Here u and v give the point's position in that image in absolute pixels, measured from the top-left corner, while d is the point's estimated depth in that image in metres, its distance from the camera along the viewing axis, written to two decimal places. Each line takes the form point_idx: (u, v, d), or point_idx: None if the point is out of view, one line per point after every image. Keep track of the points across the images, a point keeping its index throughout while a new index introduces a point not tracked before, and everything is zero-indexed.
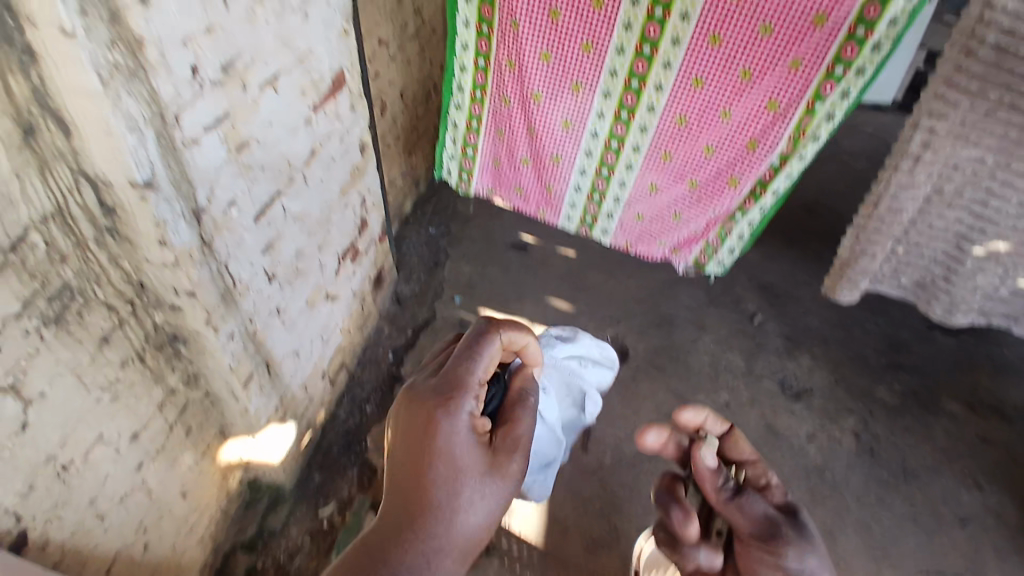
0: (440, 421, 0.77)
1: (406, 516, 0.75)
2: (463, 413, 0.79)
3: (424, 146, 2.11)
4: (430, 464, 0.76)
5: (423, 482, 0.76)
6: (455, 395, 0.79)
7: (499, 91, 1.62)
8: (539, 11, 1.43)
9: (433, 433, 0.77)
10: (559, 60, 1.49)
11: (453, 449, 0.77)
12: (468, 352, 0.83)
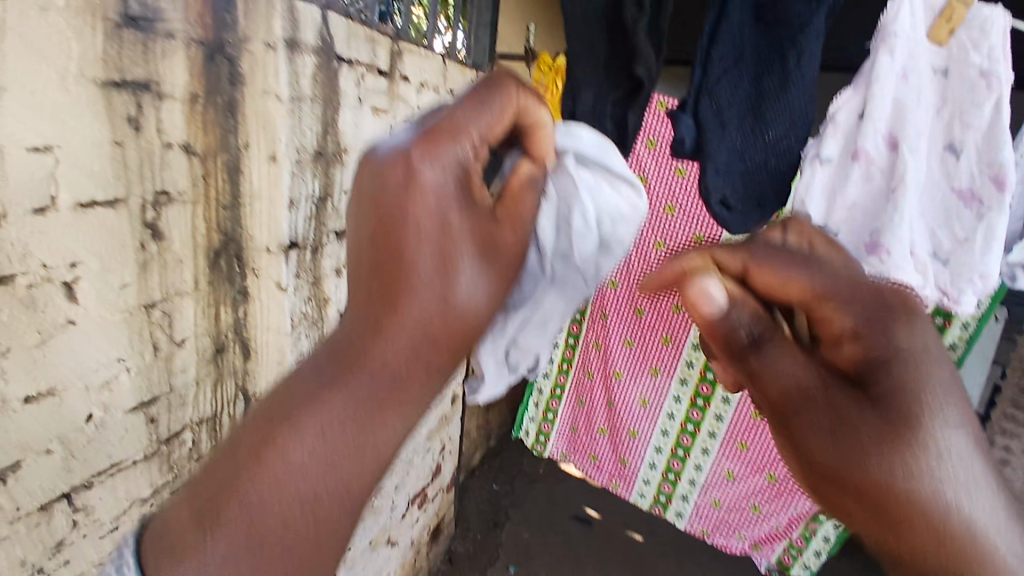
0: (423, 172, 0.50)
1: (374, 306, 0.51)
2: (452, 165, 0.51)
3: (502, 403, 2.28)
4: (409, 212, 0.50)
5: (403, 262, 0.51)
6: (446, 139, 0.51)
7: (583, 366, 1.66)
8: (625, 307, 1.51)
9: (408, 200, 0.50)
10: (641, 348, 1.52)
11: (439, 218, 0.51)
12: (468, 103, 0.52)
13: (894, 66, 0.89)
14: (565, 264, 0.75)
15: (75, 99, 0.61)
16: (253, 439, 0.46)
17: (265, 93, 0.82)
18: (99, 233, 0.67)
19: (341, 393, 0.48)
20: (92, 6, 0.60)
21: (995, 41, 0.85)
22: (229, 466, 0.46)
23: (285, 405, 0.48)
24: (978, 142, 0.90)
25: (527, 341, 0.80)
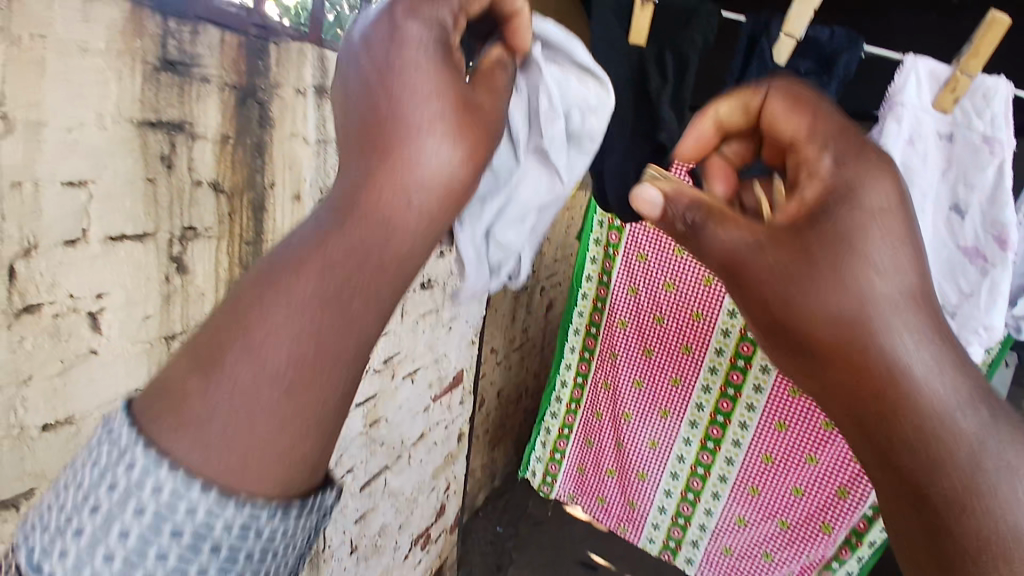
0: (409, 25, 0.44)
1: (363, 159, 0.42)
2: (437, 21, 0.46)
3: (507, 441, 2.26)
4: (400, 58, 0.43)
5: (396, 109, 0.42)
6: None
7: (592, 406, 1.64)
8: (634, 347, 1.50)
9: (396, 50, 0.44)
10: (651, 388, 1.50)
11: (424, 65, 0.43)
12: None
13: (902, 129, 0.91)
14: (539, 154, 0.76)
15: (111, 137, 0.63)
16: (236, 306, 0.38)
17: (294, 136, 0.87)
18: (126, 266, 0.69)
19: (335, 244, 0.39)
20: (133, 50, 0.63)
21: (997, 109, 0.88)
22: (204, 352, 0.37)
23: (277, 266, 0.39)
24: (981, 203, 0.93)
25: (507, 234, 0.79)
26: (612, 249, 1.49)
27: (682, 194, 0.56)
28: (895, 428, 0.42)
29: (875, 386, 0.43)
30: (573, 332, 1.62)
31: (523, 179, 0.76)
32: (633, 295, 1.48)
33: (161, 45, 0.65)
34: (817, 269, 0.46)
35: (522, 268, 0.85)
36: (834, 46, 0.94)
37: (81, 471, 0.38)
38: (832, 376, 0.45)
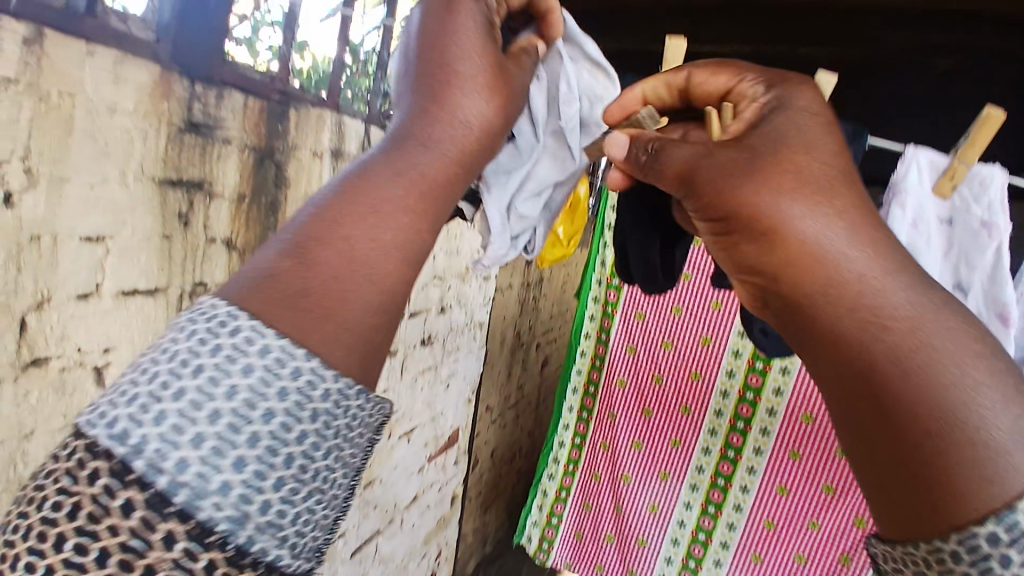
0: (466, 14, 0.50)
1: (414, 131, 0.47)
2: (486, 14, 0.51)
3: (499, 504, 2.19)
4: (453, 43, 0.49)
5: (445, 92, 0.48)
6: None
7: (590, 467, 1.58)
8: (633, 408, 1.50)
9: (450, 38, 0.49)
10: (650, 450, 1.48)
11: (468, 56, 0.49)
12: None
13: (905, 214, 0.93)
14: (557, 137, 0.73)
15: (132, 194, 0.64)
16: (332, 210, 0.40)
17: (308, 196, 0.89)
18: (136, 320, 0.68)
19: (405, 165, 0.43)
20: (159, 111, 0.64)
21: (993, 197, 0.90)
22: (310, 244, 0.38)
23: (359, 182, 0.41)
24: (982, 281, 0.92)
25: (526, 207, 0.75)
26: (610, 309, 1.52)
27: (642, 136, 0.57)
28: (887, 382, 0.36)
29: (871, 345, 0.37)
30: (570, 391, 1.60)
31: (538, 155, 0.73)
32: (630, 354, 1.50)
33: (187, 107, 0.68)
34: (776, 209, 0.42)
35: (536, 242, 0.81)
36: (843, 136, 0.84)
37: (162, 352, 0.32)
38: (818, 336, 0.40)
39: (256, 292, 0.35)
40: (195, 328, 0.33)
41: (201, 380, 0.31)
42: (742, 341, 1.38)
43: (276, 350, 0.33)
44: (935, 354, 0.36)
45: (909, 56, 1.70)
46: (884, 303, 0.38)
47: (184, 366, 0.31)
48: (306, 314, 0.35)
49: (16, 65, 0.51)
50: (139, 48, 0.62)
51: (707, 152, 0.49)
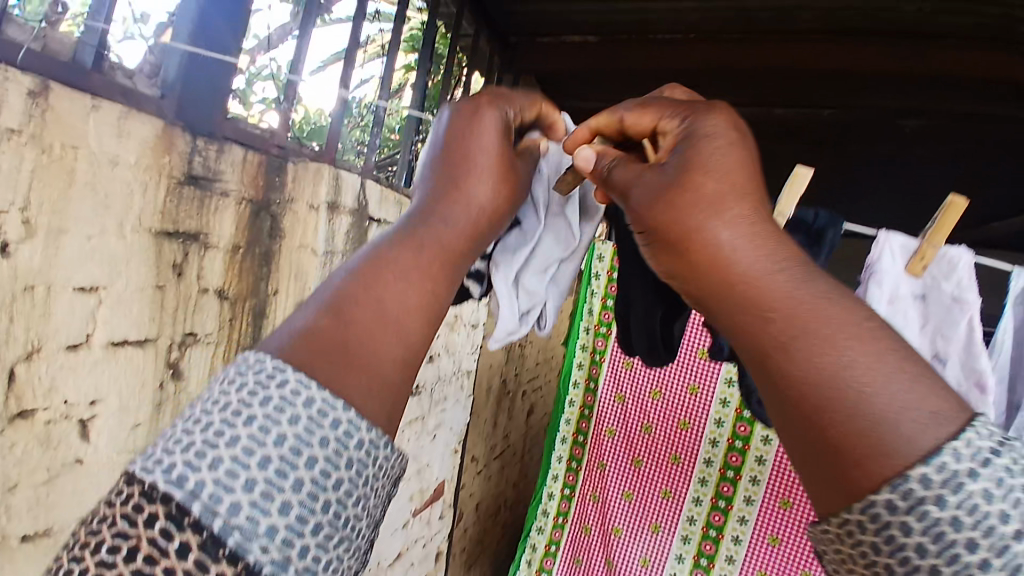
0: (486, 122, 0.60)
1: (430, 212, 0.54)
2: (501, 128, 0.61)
3: (484, 560, 2.11)
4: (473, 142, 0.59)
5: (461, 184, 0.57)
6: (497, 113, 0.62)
7: (580, 518, 1.52)
8: (623, 457, 1.47)
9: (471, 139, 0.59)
10: (642, 501, 1.44)
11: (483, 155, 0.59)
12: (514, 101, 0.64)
13: (885, 291, 0.98)
14: (554, 216, 0.78)
15: (129, 246, 0.64)
16: (364, 283, 0.47)
17: (303, 247, 0.90)
18: (125, 372, 0.66)
19: (424, 245, 0.51)
20: (161, 165, 0.66)
21: (961, 276, 0.99)
22: (347, 309, 0.45)
23: (384, 258, 0.49)
24: (959, 352, 0.99)
25: (533, 281, 0.77)
26: (598, 356, 1.52)
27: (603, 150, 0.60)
28: (793, 368, 0.38)
29: (766, 333, 0.41)
30: (558, 440, 1.56)
31: (542, 232, 0.77)
32: (619, 403, 1.49)
33: (188, 161, 0.69)
34: (682, 215, 0.46)
35: (549, 319, 0.80)
36: (819, 224, 0.92)
37: (225, 396, 0.37)
38: (744, 334, 0.42)
39: (302, 345, 0.41)
40: (245, 380, 0.38)
41: (252, 428, 0.36)
42: (729, 390, 1.39)
43: (321, 396, 0.38)
44: (831, 349, 0.38)
45: (886, 102, 1.78)
46: (770, 293, 0.41)
47: (237, 416, 0.36)
48: (344, 365, 0.41)
49: (20, 117, 0.52)
50: (143, 103, 0.64)
51: (642, 174, 0.52)
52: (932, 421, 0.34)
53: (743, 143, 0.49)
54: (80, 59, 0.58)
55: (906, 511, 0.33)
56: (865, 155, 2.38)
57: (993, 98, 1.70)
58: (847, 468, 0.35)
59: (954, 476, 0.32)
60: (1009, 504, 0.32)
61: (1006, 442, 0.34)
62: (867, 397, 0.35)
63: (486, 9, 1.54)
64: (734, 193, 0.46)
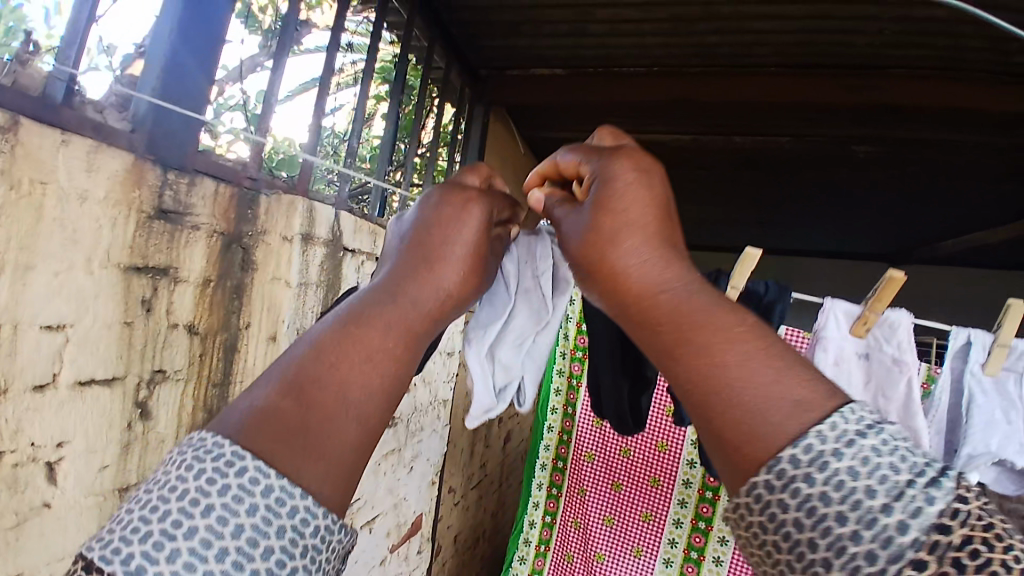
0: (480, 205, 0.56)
1: (404, 283, 0.50)
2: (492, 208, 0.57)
3: None
4: (462, 216, 0.55)
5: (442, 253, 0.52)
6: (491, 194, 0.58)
7: (562, 546, 1.49)
8: (602, 481, 1.45)
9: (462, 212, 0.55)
10: (621, 525, 1.44)
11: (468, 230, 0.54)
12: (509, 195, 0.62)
13: (829, 355, 1.05)
14: (526, 295, 0.77)
15: (97, 282, 0.62)
16: (326, 356, 0.43)
17: (276, 280, 0.88)
18: (92, 413, 0.63)
19: (395, 315, 0.47)
20: (130, 199, 0.65)
21: (901, 338, 1.04)
22: (305, 386, 0.42)
23: (350, 331, 0.45)
24: (897, 411, 1.03)
25: (507, 355, 0.79)
26: (575, 382, 1.50)
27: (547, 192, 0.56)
28: (673, 368, 0.39)
29: (654, 341, 0.41)
30: (538, 466, 1.53)
31: (515, 307, 0.77)
32: (597, 427, 1.47)
33: (158, 195, 0.68)
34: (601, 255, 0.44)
35: (527, 395, 0.82)
36: (768, 299, 1.03)
37: (183, 481, 0.37)
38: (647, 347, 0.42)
39: (257, 428, 0.39)
40: (203, 467, 0.37)
41: (209, 520, 0.35)
42: None
43: (280, 484, 0.38)
44: (706, 353, 0.38)
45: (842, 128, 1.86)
46: (663, 310, 0.41)
47: (195, 506, 0.36)
48: (297, 448, 0.39)
49: None
50: (113, 137, 0.63)
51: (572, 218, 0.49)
52: (797, 409, 0.35)
53: (652, 179, 0.46)
54: (51, 93, 0.57)
55: (779, 490, 0.33)
56: (823, 180, 2.47)
57: (938, 126, 1.79)
58: (729, 462, 0.35)
59: (819, 455, 0.33)
60: (876, 479, 0.32)
61: (877, 424, 0.34)
62: (737, 393, 0.35)
63: (457, 44, 1.58)
64: (636, 227, 0.44)
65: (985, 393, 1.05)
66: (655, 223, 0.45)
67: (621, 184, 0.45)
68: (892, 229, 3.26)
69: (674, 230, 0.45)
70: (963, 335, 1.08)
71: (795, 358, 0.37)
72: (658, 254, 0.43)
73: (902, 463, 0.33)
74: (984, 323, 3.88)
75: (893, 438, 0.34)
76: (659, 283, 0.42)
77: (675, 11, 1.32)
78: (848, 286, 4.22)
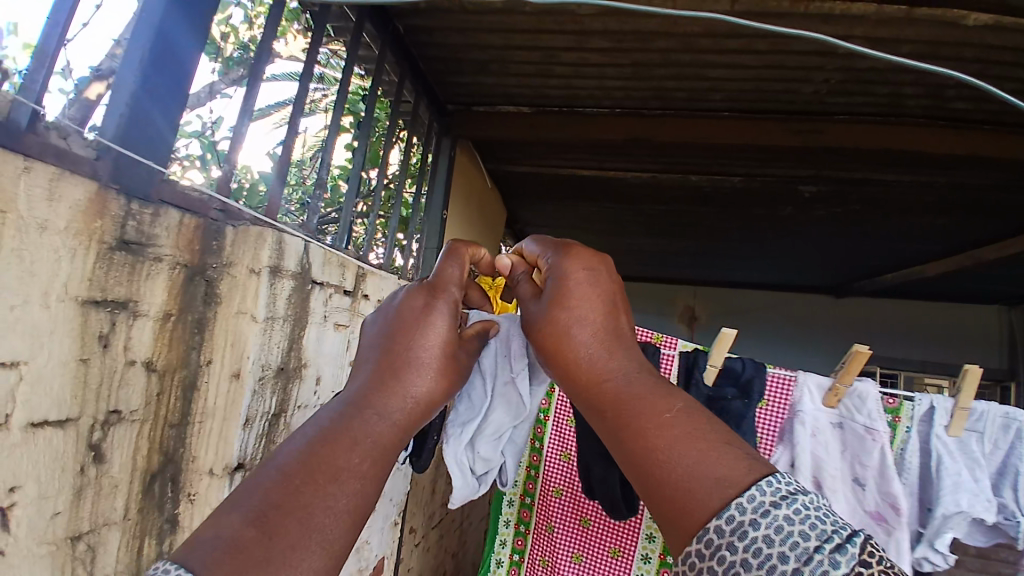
0: (440, 306, 0.55)
1: (369, 398, 0.48)
2: (452, 302, 0.56)
3: None
4: (425, 319, 0.54)
5: (406, 362, 0.51)
6: (444, 290, 0.57)
7: None
8: (570, 518, 1.32)
9: (425, 318, 0.54)
10: (590, 563, 1.30)
11: (429, 334, 0.53)
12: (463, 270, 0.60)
13: (807, 428, 1.02)
14: (506, 390, 0.75)
15: (53, 317, 0.59)
16: (295, 477, 0.40)
17: (240, 314, 0.84)
18: (44, 456, 0.59)
19: (362, 430, 0.45)
20: (92, 230, 0.62)
21: (872, 407, 1.02)
22: (272, 515, 0.38)
23: (320, 451, 0.43)
24: (874, 477, 1.00)
25: (488, 448, 0.76)
26: (542, 415, 1.36)
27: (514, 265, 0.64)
28: (633, 459, 0.44)
29: (618, 433, 0.46)
30: (505, 503, 1.41)
31: (492, 403, 0.75)
32: (566, 461, 1.34)
33: (121, 226, 0.65)
34: (565, 350, 0.52)
35: (509, 476, 0.80)
36: (748, 374, 1.00)
37: None
38: (614, 437, 0.46)
39: (220, 560, 0.35)
40: None
41: None
42: None
43: None
44: (649, 444, 0.43)
45: (792, 166, 1.96)
46: (620, 399, 0.47)
47: None
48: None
49: None
50: (76, 165, 0.60)
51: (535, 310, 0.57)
52: (720, 485, 0.39)
53: (600, 280, 0.55)
54: (15, 119, 0.53)
55: (709, 558, 0.37)
56: (772, 216, 2.60)
57: (878, 166, 1.92)
58: (674, 537, 0.40)
59: (740, 526, 0.37)
60: (788, 546, 0.36)
61: (792, 494, 0.38)
62: (669, 472, 0.41)
63: (427, 80, 1.59)
64: (586, 325, 0.52)
65: (951, 454, 1.06)
66: (606, 322, 0.53)
67: (574, 286, 0.54)
68: (834, 262, 3.44)
69: (621, 324, 0.53)
70: (926, 402, 1.09)
71: (715, 433, 0.43)
72: (605, 348, 0.51)
73: (812, 529, 0.36)
74: (918, 350, 4.13)
75: (806, 507, 0.37)
76: (605, 374, 0.49)
77: (637, 57, 1.38)
78: (795, 317, 4.40)
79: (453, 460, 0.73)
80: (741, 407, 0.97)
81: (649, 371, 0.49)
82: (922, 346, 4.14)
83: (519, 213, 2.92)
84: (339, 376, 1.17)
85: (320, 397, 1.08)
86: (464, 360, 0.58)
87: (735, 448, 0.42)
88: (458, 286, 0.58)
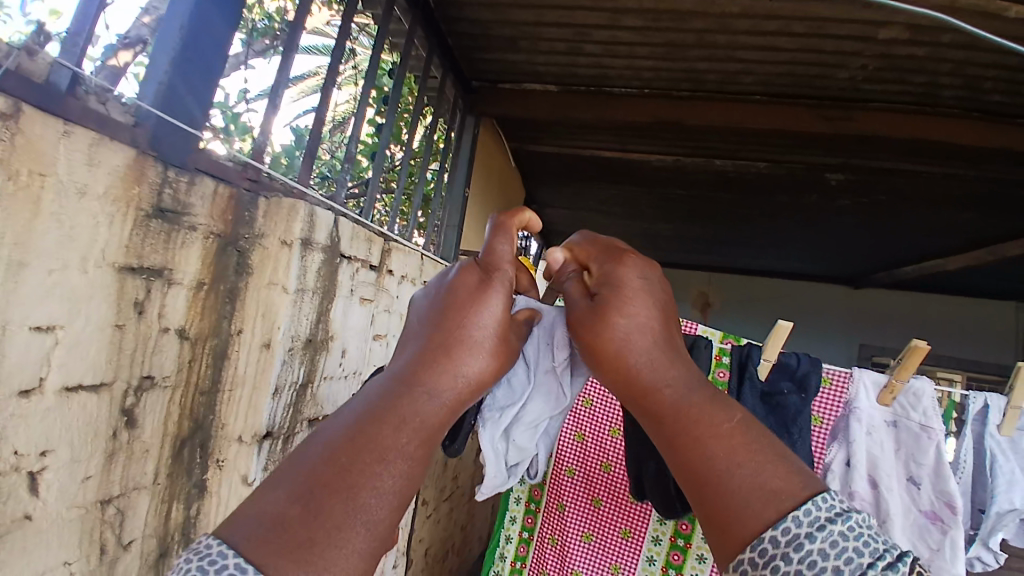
0: (496, 290, 0.55)
1: (416, 377, 0.48)
2: (502, 289, 0.55)
3: None
4: (478, 300, 0.53)
5: (454, 343, 0.50)
6: (497, 271, 0.56)
7: (538, 565, 1.37)
8: (582, 497, 1.33)
9: (478, 298, 0.53)
10: (600, 542, 1.31)
11: (479, 315, 0.52)
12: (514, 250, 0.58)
13: (862, 426, 1.01)
14: (545, 382, 0.75)
15: (91, 281, 0.59)
16: (341, 456, 0.41)
17: (271, 285, 0.84)
18: (77, 421, 0.60)
19: (411, 409, 0.45)
20: (129, 196, 0.62)
21: (927, 406, 1.02)
22: (318, 494, 0.39)
23: (366, 428, 0.43)
24: (930, 476, 1.01)
25: (523, 438, 0.76)
26: None
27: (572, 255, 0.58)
28: (688, 465, 0.43)
29: (673, 439, 0.44)
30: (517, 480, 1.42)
31: (531, 392, 0.75)
32: (579, 442, 1.34)
33: (157, 193, 0.66)
34: (626, 354, 0.48)
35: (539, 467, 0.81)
36: (803, 369, 1.00)
37: None
38: (667, 444, 0.44)
39: (267, 541, 0.36)
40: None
41: None
42: None
43: None
44: (705, 449, 0.42)
45: (820, 152, 1.93)
46: (677, 405, 0.45)
47: None
48: (302, 564, 0.36)
49: None
50: (115, 132, 0.60)
51: (585, 307, 0.52)
52: (776, 496, 0.39)
53: (653, 283, 0.52)
54: (56, 81, 0.53)
55: (761, 567, 0.37)
56: (794, 203, 2.56)
57: (907, 156, 1.88)
58: (722, 544, 0.40)
59: (796, 538, 0.37)
60: (841, 560, 0.36)
61: (846, 511, 0.38)
62: (726, 481, 0.40)
63: (455, 55, 1.58)
64: (644, 332, 0.49)
65: (1005, 453, 1.08)
66: (659, 331, 0.49)
67: (630, 290, 0.50)
68: (851, 253, 3.40)
69: (674, 330, 0.51)
70: (981, 399, 1.10)
71: (773, 447, 0.42)
72: (664, 356, 0.48)
73: (865, 547, 0.37)
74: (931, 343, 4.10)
75: (861, 525, 0.38)
76: (656, 386, 0.47)
77: (671, 37, 1.35)
78: (808, 307, 4.37)
79: (485, 445, 0.74)
80: (800, 403, 0.97)
81: (702, 380, 0.47)
82: (937, 340, 4.11)
83: (538, 193, 2.90)
84: (363, 350, 1.18)
85: (346, 369, 1.10)
86: (514, 343, 0.58)
87: (790, 462, 0.42)
88: (511, 263, 0.57)
